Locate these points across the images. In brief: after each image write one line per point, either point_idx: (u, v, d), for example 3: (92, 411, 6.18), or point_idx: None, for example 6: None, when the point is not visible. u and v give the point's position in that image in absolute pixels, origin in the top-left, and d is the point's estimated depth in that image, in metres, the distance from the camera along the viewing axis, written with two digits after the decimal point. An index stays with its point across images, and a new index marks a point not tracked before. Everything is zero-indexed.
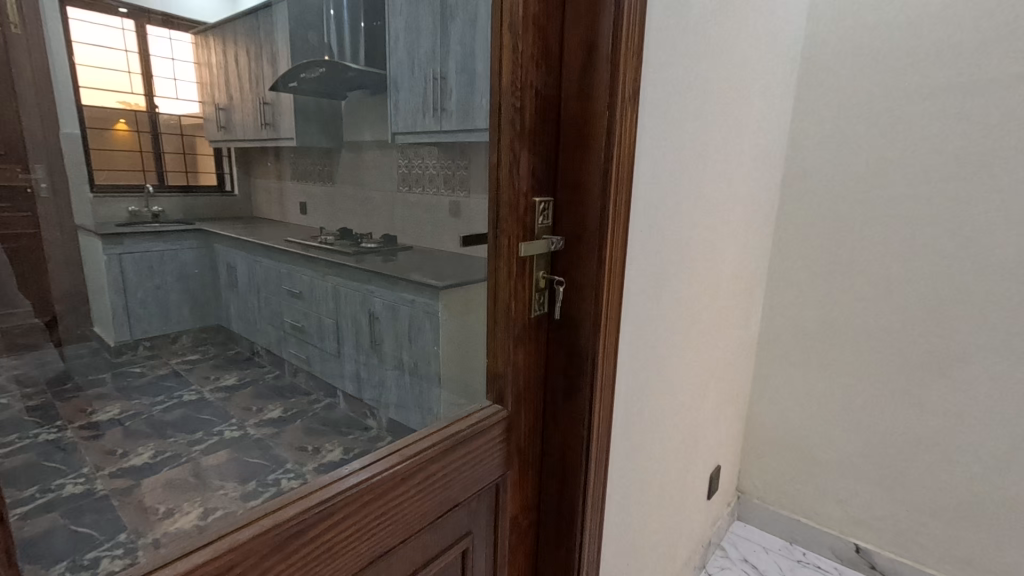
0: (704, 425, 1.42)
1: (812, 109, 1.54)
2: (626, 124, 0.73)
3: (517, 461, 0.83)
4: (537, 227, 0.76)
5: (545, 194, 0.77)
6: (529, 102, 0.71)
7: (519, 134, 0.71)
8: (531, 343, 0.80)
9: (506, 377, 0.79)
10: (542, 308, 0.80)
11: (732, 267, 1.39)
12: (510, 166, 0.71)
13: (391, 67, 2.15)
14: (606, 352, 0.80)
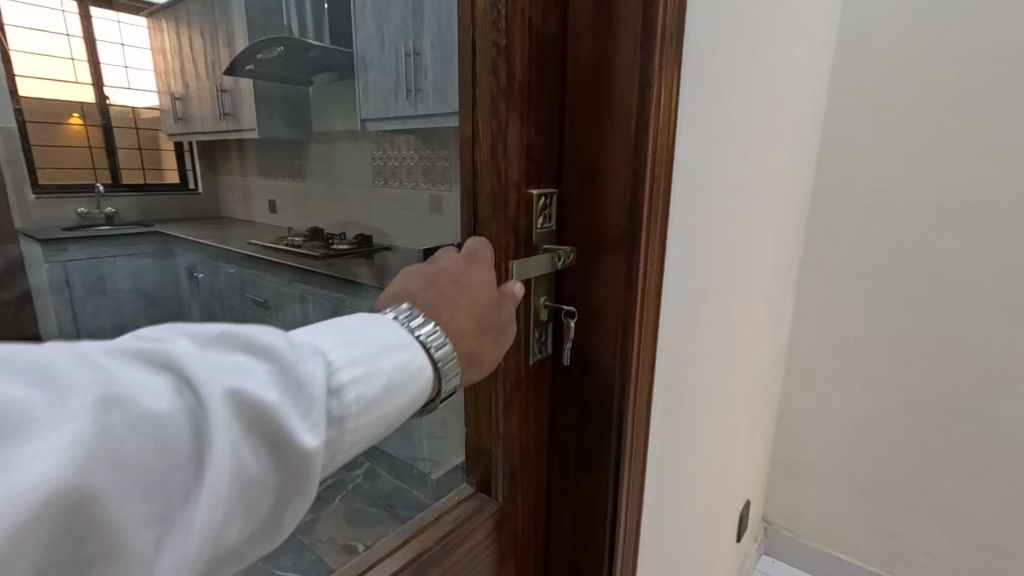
0: (739, 454, 1.20)
1: (855, 77, 1.28)
2: (667, 75, 0.48)
3: (516, 561, 0.60)
4: (535, 235, 0.52)
5: (547, 186, 0.52)
6: (521, 42, 0.46)
7: (506, 92, 0.46)
8: (528, 400, 0.56)
9: (493, 452, 0.55)
10: (545, 351, 0.56)
11: (770, 271, 1.16)
12: (494, 141, 0.47)
13: (358, 45, 1.89)
14: (636, 414, 0.56)
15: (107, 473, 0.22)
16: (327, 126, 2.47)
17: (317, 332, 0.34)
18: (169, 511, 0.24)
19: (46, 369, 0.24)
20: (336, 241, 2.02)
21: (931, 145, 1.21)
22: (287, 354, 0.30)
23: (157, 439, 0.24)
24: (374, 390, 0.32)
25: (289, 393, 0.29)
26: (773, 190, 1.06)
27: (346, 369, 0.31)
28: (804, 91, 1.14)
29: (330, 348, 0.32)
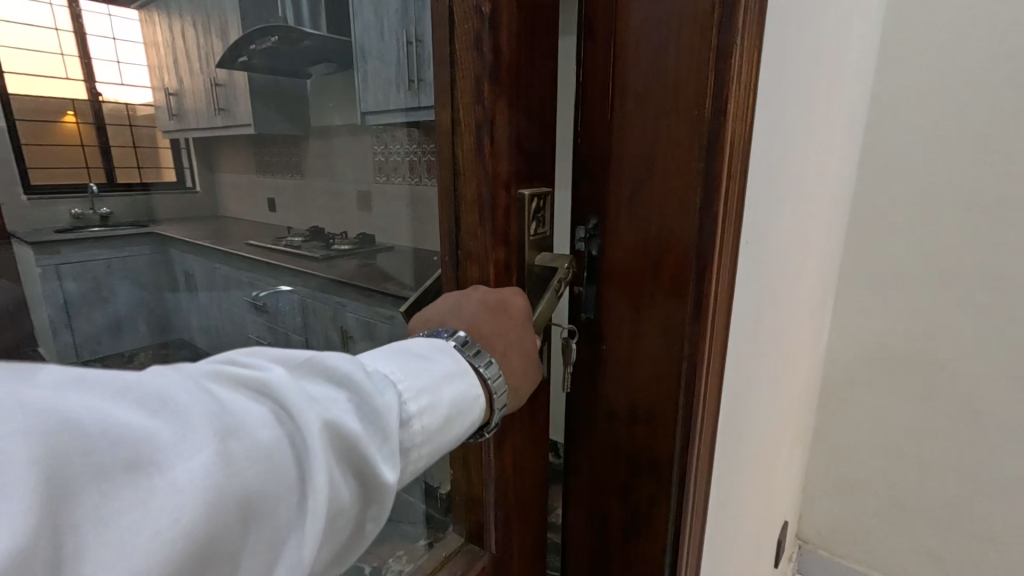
0: (780, 472, 1.08)
1: (911, 43, 1.09)
2: (750, 44, 0.37)
3: None
4: (527, 242, 0.44)
5: (539, 185, 0.45)
6: (508, 16, 0.38)
7: (492, 74, 0.39)
8: (522, 430, 0.49)
9: (486, 493, 0.47)
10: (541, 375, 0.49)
11: (816, 271, 1.02)
12: (477, 133, 0.40)
13: (355, 32, 1.76)
14: (700, 474, 0.45)
15: (232, 506, 0.20)
16: None
17: (384, 358, 0.31)
18: (275, 542, 0.22)
19: (153, 395, 0.21)
20: (338, 240, 2.08)
21: (999, 118, 1.02)
22: (363, 383, 0.28)
23: (268, 467, 0.22)
24: (437, 422, 0.31)
25: (369, 427, 0.27)
26: (824, 177, 0.92)
27: (415, 399, 0.29)
28: (859, 65, 1.00)
29: (401, 378, 0.30)
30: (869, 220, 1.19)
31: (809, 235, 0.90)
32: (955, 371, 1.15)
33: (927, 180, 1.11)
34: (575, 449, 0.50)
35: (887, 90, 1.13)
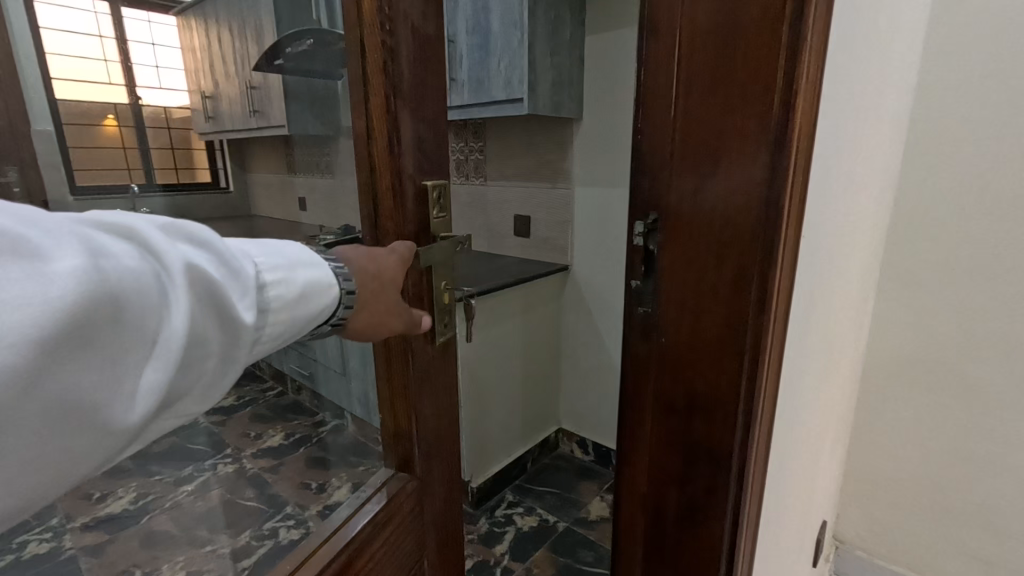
0: (821, 468, 1.07)
1: (962, 31, 1.04)
2: (818, 61, 0.40)
3: (449, 529, 0.61)
4: (434, 223, 0.52)
5: (438, 177, 0.53)
6: (406, 44, 0.47)
7: (398, 91, 0.46)
8: (437, 382, 0.56)
9: (415, 435, 0.54)
10: (446, 336, 0.56)
11: (860, 268, 1.01)
12: (388, 139, 0.47)
13: None
14: (759, 465, 0.48)
15: (102, 308, 0.24)
16: None
17: (247, 242, 0.34)
18: (139, 352, 0.26)
19: (22, 219, 0.24)
20: None
21: None
22: (226, 251, 0.31)
23: (135, 283, 0.26)
24: (297, 297, 0.34)
25: (227, 283, 0.30)
26: (870, 174, 0.90)
27: (272, 271, 0.33)
28: (905, 56, 0.97)
29: (259, 254, 0.33)
30: (910, 214, 1.16)
31: (855, 232, 0.89)
32: (999, 373, 1.11)
33: (975, 172, 1.07)
34: (635, 435, 0.55)
35: (934, 81, 1.09)
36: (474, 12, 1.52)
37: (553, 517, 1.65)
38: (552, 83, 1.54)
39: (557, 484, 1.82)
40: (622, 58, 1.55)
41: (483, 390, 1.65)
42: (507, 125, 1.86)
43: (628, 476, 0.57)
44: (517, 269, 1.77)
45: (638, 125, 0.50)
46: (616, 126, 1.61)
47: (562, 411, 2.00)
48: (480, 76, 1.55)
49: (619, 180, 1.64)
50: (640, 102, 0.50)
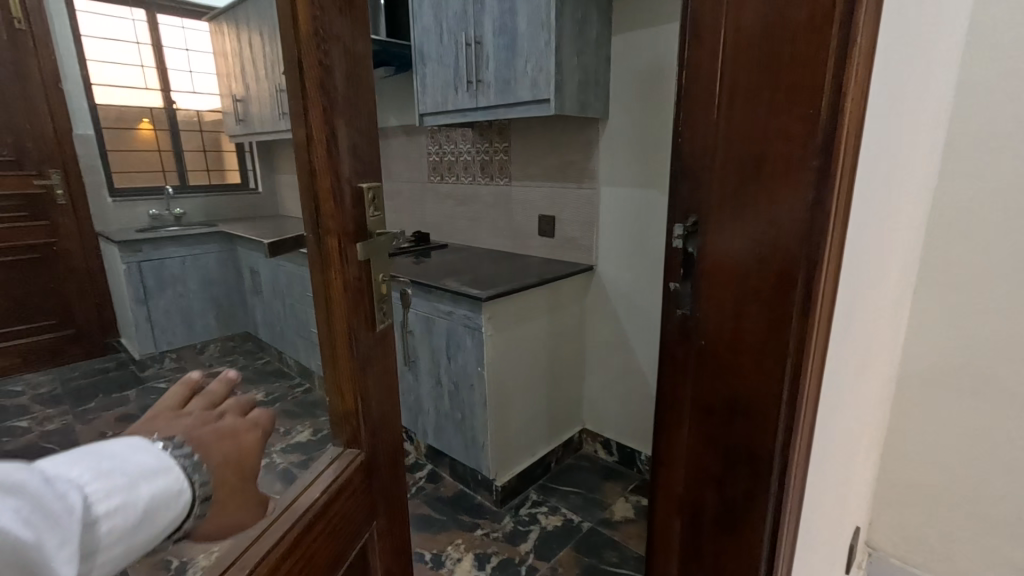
0: (855, 473, 1.05)
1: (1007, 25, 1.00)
2: (864, 65, 0.40)
3: (390, 498, 0.67)
4: (369, 221, 0.58)
5: (370, 179, 0.59)
6: (339, 61, 0.52)
7: (333, 103, 0.52)
8: (378, 363, 0.62)
9: (363, 412, 0.59)
10: (384, 322, 0.62)
11: (898, 270, 0.98)
12: (327, 146, 0.52)
13: (413, 37, 1.83)
14: (800, 470, 0.47)
15: None
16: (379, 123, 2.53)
17: (73, 462, 0.31)
18: None
19: None
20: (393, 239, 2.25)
21: None
22: (40, 492, 0.27)
23: None
24: (131, 522, 0.31)
25: (42, 535, 0.26)
26: (909, 173, 0.88)
27: (104, 500, 0.30)
28: (947, 51, 0.94)
29: (89, 480, 0.30)
30: (950, 215, 1.12)
31: (893, 235, 0.87)
32: None
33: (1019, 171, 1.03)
34: (674, 437, 0.56)
35: (976, 76, 1.05)
36: (501, 13, 1.53)
37: (578, 517, 1.66)
38: (578, 84, 1.54)
39: (581, 484, 1.83)
40: (649, 57, 1.54)
41: (508, 390, 1.66)
42: (532, 126, 1.87)
43: (666, 478, 0.58)
44: (542, 269, 1.78)
45: (680, 132, 0.52)
46: (643, 126, 1.60)
47: (586, 412, 2.00)
48: (507, 77, 1.56)
49: (645, 181, 1.63)
50: (682, 109, 0.51)
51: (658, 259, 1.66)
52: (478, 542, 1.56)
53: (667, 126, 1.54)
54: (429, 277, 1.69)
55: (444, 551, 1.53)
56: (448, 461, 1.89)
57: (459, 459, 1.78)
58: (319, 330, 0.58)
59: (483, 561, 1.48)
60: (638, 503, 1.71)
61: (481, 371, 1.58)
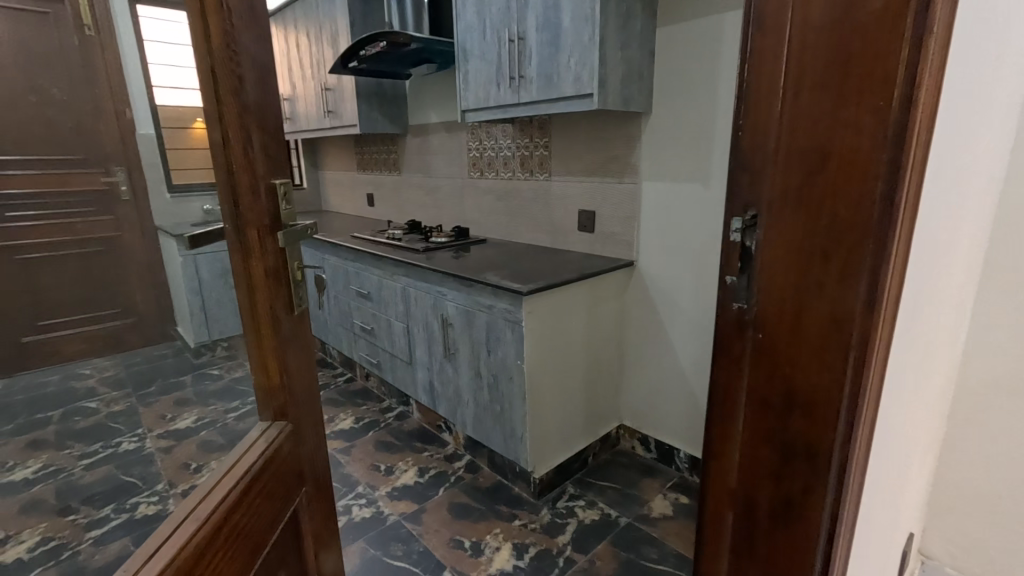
0: (910, 474, 1.01)
1: None
2: (935, 58, 0.40)
3: (312, 468, 0.82)
4: (284, 215, 0.71)
5: (281, 176, 0.71)
6: (248, 75, 0.63)
7: (244, 109, 0.63)
8: (297, 342, 0.76)
9: (287, 385, 0.73)
10: (299, 305, 0.76)
11: (961, 266, 0.93)
12: (244, 148, 0.63)
13: (457, 35, 1.87)
14: (857, 461, 0.48)
15: None
16: (421, 119, 2.59)
17: None
18: None
19: None
20: (436, 234, 2.32)
21: None
22: None
23: None
24: None
25: None
26: (976, 163, 0.82)
27: None
28: None
29: None
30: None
31: (959, 228, 0.83)
32: None
33: None
34: (728, 431, 0.56)
35: None
36: (545, 8, 1.53)
37: (615, 512, 1.66)
38: (621, 78, 1.53)
39: (618, 480, 1.83)
40: (694, 49, 1.51)
41: (548, 384, 1.68)
42: (573, 121, 1.87)
43: (718, 472, 0.58)
44: (582, 264, 1.78)
45: (738, 121, 0.51)
46: (687, 119, 1.57)
47: (624, 408, 2.00)
48: (550, 72, 1.57)
49: (688, 175, 1.60)
50: (742, 98, 0.50)
51: (701, 255, 1.63)
52: (516, 531, 1.59)
53: (713, 119, 1.51)
54: (470, 271, 1.73)
55: (484, 539, 1.56)
56: (486, 452, 1.92)
57: (497, 450, 1.81)
58: (244, 313, 0.70)
59: (521, 551, 1.51)
60: (676, 501, 1.70)
61: (521, 364, 1.60)
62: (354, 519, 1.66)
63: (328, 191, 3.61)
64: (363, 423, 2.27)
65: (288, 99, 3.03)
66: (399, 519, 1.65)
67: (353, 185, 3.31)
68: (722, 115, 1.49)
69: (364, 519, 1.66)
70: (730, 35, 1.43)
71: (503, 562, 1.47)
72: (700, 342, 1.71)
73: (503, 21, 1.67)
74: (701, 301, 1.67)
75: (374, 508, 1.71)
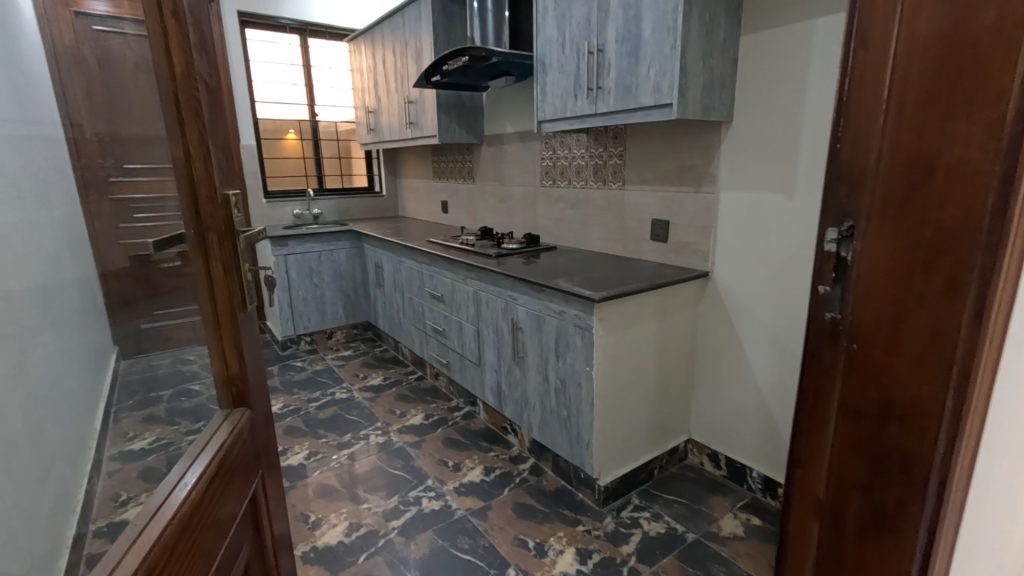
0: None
1: None
2: None
3: (267, 455, 0.86)
4: (237, 221, 0.75)
5: (232, 186, 0.75)
6: (205, 96, 0.68)
7: (205, 127, 0.68)
8: (251, 336, 0.80)
9: (245, 376, 0.78)
10: (252, 303, 0.80)
11: None
12: (204, 161, 0.68)
13: (536, 49, 1.93)
14: (959, 477, 0.48)
15: None
16: (497, 130, 2.68)
17: None
18: None
19: None
20: (507, 240, 2.39)
21: None
22: None
23: None
24: None
25: None
26: None
27: None
28: None
29: None
30: None
31: None
32: None
33: None
34: (817, 440, 0.57)
35: None
36: (626, 21, 1.55)
37: (682, 527, 1.63)
38: (702, 86, 1.52)
39: (684, 494, 1.79)
40: (782, 56, 1.47)
41: (615, 392, 1.68)
42: (649, 131, 1.87)
43: (804, 480, 0.59)
44: (654, 274, 1.77)
45: (838, 132, 0.52)
46: (773, 127, 1.52)
47: (693, 422, 1.95)
48: (629, 83, 1.59)
49: (769, 185, 1.56)
50: (842, 111, 0.51)
51: (781, 268, 1.58)
52: (580, 537, 1.60)
53: (797, 128, 1.47)
54: (541, 277, 1.77)
55: (547, 541, 1.58)
56: (551, 457, 1.95)
57: (562, 455, 1.83)
58: (203, 311, 0.73)
59: (585, 556, 1.52)
60: (748, 522, 1.64)
61: (589, 370, 1.62)
62: (423, 510, 1.74)
63: (405, 198, 3.81)
64: (432, 420, 2.36)
65: (373, 112, 3.24)
66: (465, 513, 1.71)
67: (428, 193, 3.47)
68: (811, 123, 1.44)
69: (433, 511, 1.73)
70: (823, 39, 1.38)
71: (566, 566, 1.49)
72: (778, 359, 1.65)
73: (584, 34, 1.71)
74: (781, 316, 1.61)
75: (442, 501, 1.78)
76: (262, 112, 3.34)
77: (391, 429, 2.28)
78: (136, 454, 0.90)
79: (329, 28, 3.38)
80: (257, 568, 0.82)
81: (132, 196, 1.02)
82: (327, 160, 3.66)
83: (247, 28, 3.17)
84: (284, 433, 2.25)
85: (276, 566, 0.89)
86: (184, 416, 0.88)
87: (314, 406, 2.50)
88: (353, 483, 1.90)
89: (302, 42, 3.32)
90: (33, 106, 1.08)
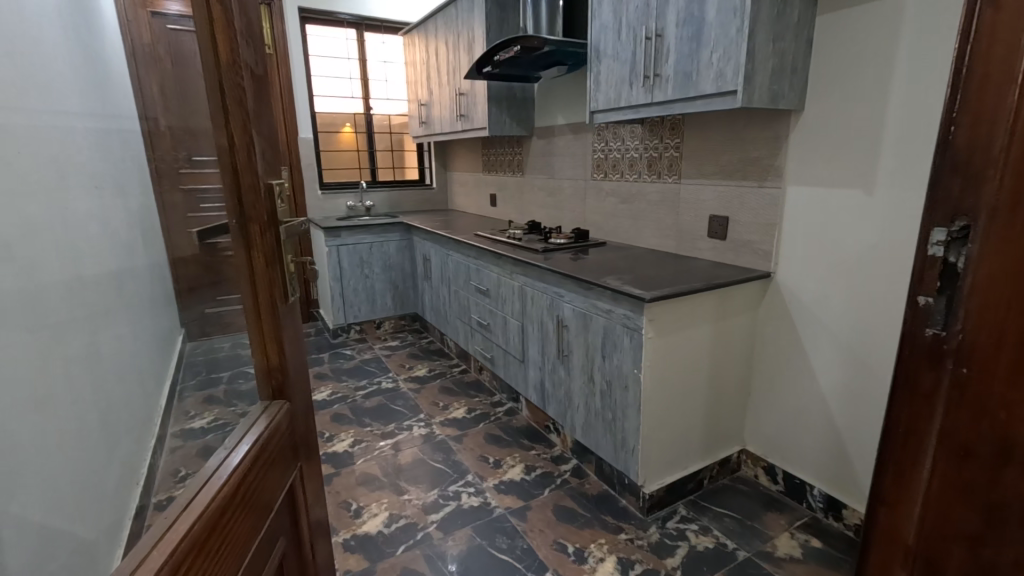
0: None
1: None
2: None
3: (305, 447, 0.86)
4: (280, 212, 0.74)
5: (274, 175, 0.74)
6: (249, 84, 0.67)
7: (248, 117, 0.67)
8: (292, 329, 0.79)
9: (284, 369, 0.77)
10: (293, 295, 0.79)
11: None
12: (247, 151, 0.67)
13: (591, 36, 1.85)
14: None
15: None
16: (548, 122, 2.62)
17: None
18: None
19: None
20: (555, 234, 2.34)
21: None
22: None
23: None
24: None
25: None
26: None
27: None
28: None
29: None
30: None
31: None
32: None
33: None
34: (906, 478, 0.49)
35: None
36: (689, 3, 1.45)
37: (732, 543, 1.53)
38: (771, 72, 1.40)
39: (735, 508, 1.68)
40: (865, 37, 1.33)
41: (665, 396, 1.59)
42: (709, 121, 1.76)
43: (889, 518, 0.51)
44: (710, 273, 1.66)
45: (954, 113, 0.44)
46: (852, 116, 1.38)
47: (748, 430, 1.84)
48: (689, 70, 1.49)
49: (844, 180, 1.42)
50: (960, 90, 0.43)
51: (854, 270, 1.44)
52: (622, 545, 1.53)
53: (879, 118, 1.33)
54: (589, 274, 1.70)
55: (587, 547, 1.53)
56: (594, 460, 1.89)
57: (607, 458, 1.76)
58: (244, 302, 0.73)
59: (627, 566, 1.46)
60: (807, 544, 1.52)
61: (637, 373, 1.54)
62: (462, 505, 1.73)
63: (455, 190, 3.82)
64: (474, 414, 2.35)
65: (425, 105, 3.25)
66: (505, 512, 1.68)
67: (477, 187, 3.47)
68: (896, 110, 1.29)
69: (472, 507, 1.71)
70: (916, 15, 1.23)
71: None
72: (847, 370, 1.51)
73: (642, 18, 1.62)
74: (852, 322, 1.47)
75: (481, 498, 1.76)
76: (320, 105, 3.43)
77: (433, 421, 2.28)
78: (185, 433, 0.91)
79: (384, 22, 3.42)
80: (294, 560, 0.82)
81: (192, 187, 1.05)
82: (380, 152, 3.72)
83: (307, 24, 3.25)
84: (331, 420, 2.30)
85: (313, 557, 0.89)
86: (235, 400, 0.89)
87: (361, 395, 2.55)
88: (395, 473, 1.91)
89: (358, 36, 3.38)
90: (105, 99, 1.12)
